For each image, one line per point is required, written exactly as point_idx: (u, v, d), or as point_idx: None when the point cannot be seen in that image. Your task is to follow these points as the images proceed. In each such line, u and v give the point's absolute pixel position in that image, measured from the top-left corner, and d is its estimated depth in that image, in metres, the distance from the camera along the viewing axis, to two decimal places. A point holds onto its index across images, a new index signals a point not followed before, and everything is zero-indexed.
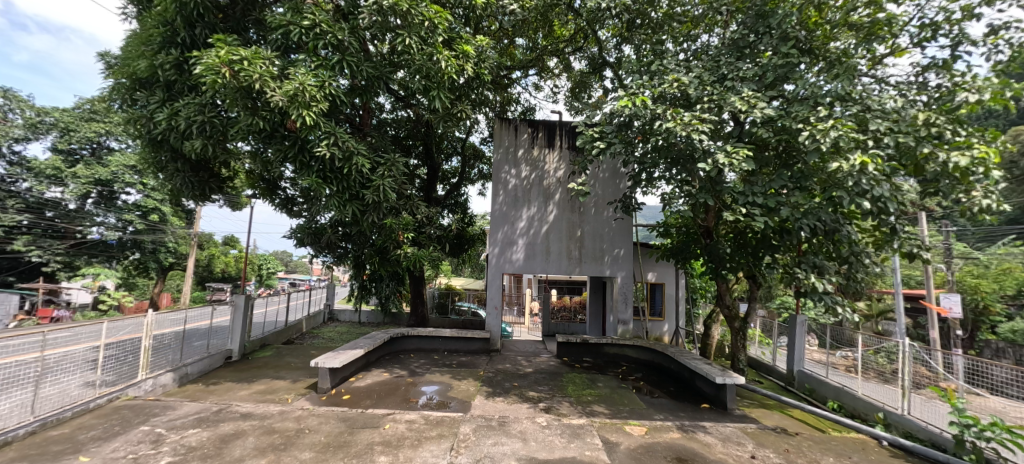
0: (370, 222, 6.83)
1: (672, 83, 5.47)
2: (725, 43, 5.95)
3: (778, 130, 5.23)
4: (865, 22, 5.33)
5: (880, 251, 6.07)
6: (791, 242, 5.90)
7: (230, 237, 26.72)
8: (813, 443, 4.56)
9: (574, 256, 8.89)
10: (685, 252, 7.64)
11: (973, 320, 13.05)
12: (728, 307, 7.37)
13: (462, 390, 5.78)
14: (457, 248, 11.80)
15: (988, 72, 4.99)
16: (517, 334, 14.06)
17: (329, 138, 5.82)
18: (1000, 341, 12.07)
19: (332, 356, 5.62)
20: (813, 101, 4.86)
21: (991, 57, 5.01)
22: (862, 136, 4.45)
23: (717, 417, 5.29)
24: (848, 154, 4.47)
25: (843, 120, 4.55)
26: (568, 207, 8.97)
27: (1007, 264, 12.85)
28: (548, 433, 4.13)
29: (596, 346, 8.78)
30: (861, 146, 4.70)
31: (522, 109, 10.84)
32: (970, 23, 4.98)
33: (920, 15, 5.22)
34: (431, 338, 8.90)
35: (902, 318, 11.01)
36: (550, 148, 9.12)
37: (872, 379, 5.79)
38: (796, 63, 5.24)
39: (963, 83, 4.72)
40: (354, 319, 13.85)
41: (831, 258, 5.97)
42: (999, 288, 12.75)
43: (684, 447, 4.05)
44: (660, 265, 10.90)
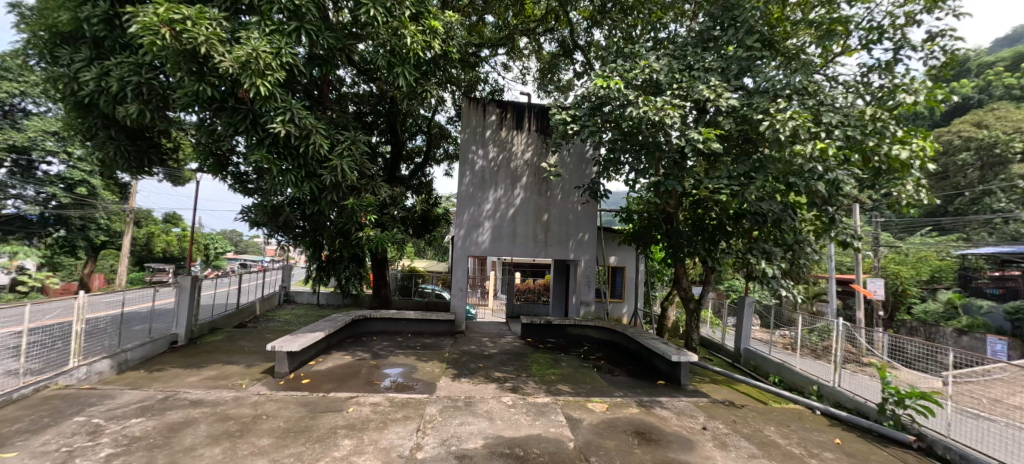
0: (330, 202, 6.49)
1: (643, 69, 5.53)
2: (693, 34, 6.07)
3: (741, 120, 5.40)
4: (822, 21, 5.60)
5: (820, 239, 6.54)
6: (744, 230, 6.25)
7: (173, 214, 24.79)
8: (757, 414, 4.95)
9: (539, 240, 8.96)
10: (645, 237, 7.88)
11: (894, 301, 14.39)
12: (684, 290, 7.72)
13: (428, 372, 5.76)
14: (422, 230, 11.56)
15: (924, 76, 5.42)
16: (481, 316, 14.12)
17: (283, 112, 5.45)
18: (914, 321, 13.37)
19: (291, 339, 5.41)
20: (772, 93, 5.08)
21: (927, 61, 5.42)
22: (816, 129, 4.67)
23: (672, 392, 5.61)
24: (802, 145, 4.71)
25: (800, 112, 4.76)
26: (536, 190, 8.99)
27: (923, 253, 14.78)
28: (514, 412, 4.20)
29: (560, 327, 8.97)
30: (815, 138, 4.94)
31: (490, 89, 10.64)
32: (913, 26, 5.34)
33: (869, 19, 5.55)
34: (395, 320, 8.76)
35: (835, 300, 12.03)
36: (519, 131, 9.04)
37: (809, 355, 6.34)
38: (758, 56, 5.45)
39: (901, 87, 5.13)
40: (313, 301, 13.38)
41: (779, 245, 6.38)
42: (916, 273, 14.21)
43: (643, 422, 4.26)
44: (622, 249, 11.31)
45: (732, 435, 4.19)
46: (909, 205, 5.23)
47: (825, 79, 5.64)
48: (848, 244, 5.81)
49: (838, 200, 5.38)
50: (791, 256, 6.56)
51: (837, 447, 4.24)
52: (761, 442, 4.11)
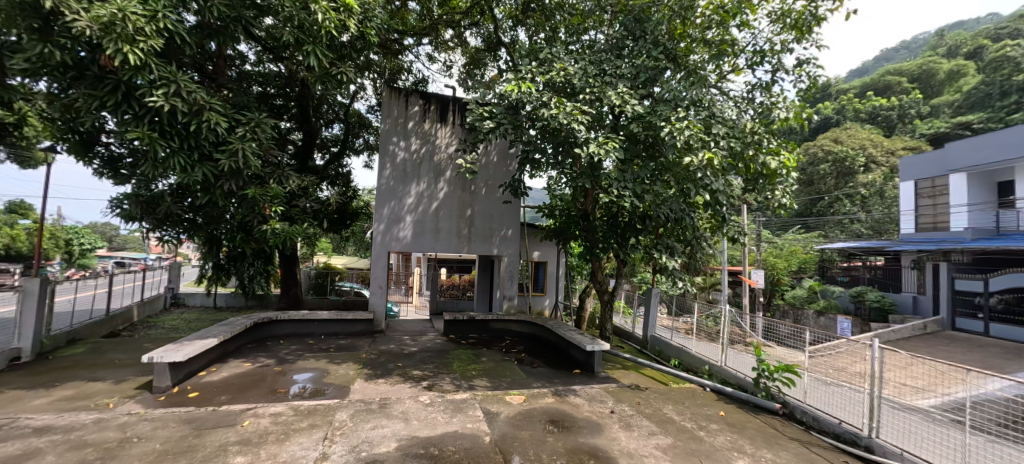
0: (227, 191, 5.79)
1: (559, 72, 5.76)
2: (608, 42, 6.43)
3: (647, 125, 5.85)
4: (716, 41, 6.26)
5: (714, 236, 7.33)
6: (651, 226, 6.80)
7: (19, 203, 20.51)
8: (658, 395, 5.43)
9: (463, 235, 8.89)
10: (565, 233, 8.21)
11: (772, 289, 16.70)
12: (599, 282, 8.18)
13: (341, 375, 5.43)
14: (338, 224, 10.78)
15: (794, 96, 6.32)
16: (404, 314, 13.68)
17: (166, 84, 4.75)
18: (785, 305, 15.68)
19: (173, 348, 4.75)
20: (674, 102, 5.56)
21: (796, 84, 6.32)
22: (707, 138, 5.22)
23: (586, 380, 5.93)
24: (697, 152, 5.22)
25: (694, 122, 5.28)
26: (460, 185, 8.89)
27: (794, 247, 17.50)
28: (430, 411, 4.13)
29: (483, 322, 9.03)
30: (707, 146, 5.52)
31: (414, 79, 10.27)
32: (789, 52, 6.18)
33: (753, 43, 6.33)
34: (306, 322, 8.13)
35: (726, 289, 13.63)
36: (443, 124, 8.85)
37: (704, 339, 7.11)
38: (664, 68, 5.92)
39: (776, 105, 5.95)
40: (208, 303, 11.90)
41: (680, 241, 7.04)
42: (788, 264, 16.67)
43: (557, 410, 4.44)
44: (544, 244, 11.64)
45: (636, 416, 4.56)
46: (781, 207, 6.08)
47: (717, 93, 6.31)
48: (734, 241, 6.56)
49: (727, 201, 6.06)
50: (690, 251, 7.29)
51: (722, 419, 4.81)
52: (660, 420, 4.51)
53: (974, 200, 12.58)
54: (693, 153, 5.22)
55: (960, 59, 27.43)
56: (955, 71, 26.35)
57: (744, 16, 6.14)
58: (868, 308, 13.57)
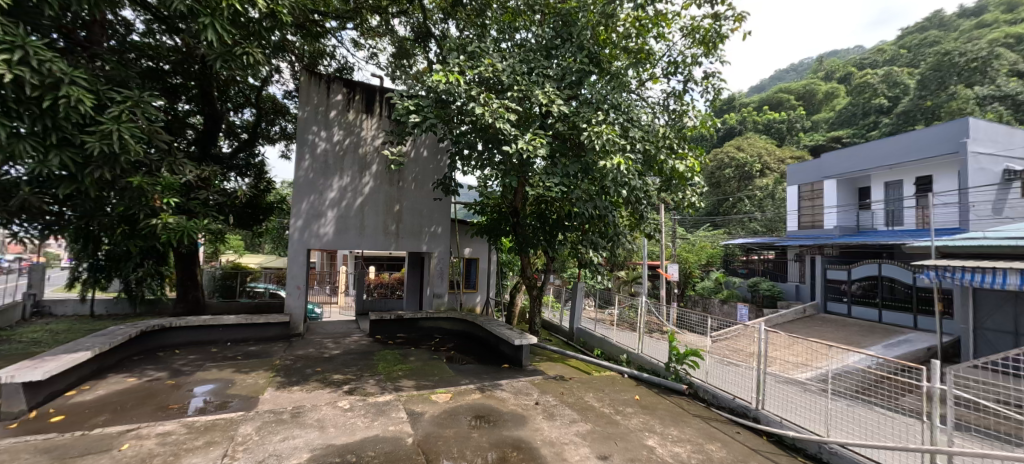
0: (99, 180, 4.98)
1: (488, 68, 5.76)
2: (537, 42, 6.56)
3: (571, 126, 6.07)
4: (636, 50, 6.66)
5: (634, 232, 7.79)
6: (576, 224, 7.06)
7: None
8: (581, 384, 5.69)
9: (390, 232, 8.55)
10: (496, 230, 8.25)
11: (685, 281, 18.25)
12: (529, 278, 8.35)
13: (249, 384, 4.96)
14: (249, 220, 9.80)
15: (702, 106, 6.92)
16: (326, 315, 12.84)
17: (9, 50, 3.95)
18: (696, 296, 17.25)
19: (29, 366, 4.00)
20: (596, 105, 5.83)
21: (704, 95, 6.94)
22: (624, 141, 5.54)
23: (514, 374, 6.04)
24: (615, 154, 5.52)
25: (613, 125, 5.58)
26: (387, 179, 8.52)
27: (703, 243, 19.28)
28: (349, 416, 3.93)
29: (412, 321, 8.79)
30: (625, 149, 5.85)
31: (337, 66, 9.66)
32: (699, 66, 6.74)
33: (669, 55, 6.83)
34: (210, 328, 7.31)
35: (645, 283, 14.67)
36: (369, 115, 8.42)
37: (625, 329, 7.61)
38: (588, 71, 6.18)
39: (686, 113, 6.48)
40: (83, 311, 10.19)
41: (603, 238, 7.40)
42: (698, 258, 18.33)
43: (483, 405, 4.47)
44: (476, 241, 11.60)
45: (559, 406, 4.73)
46: (690, 206, 6.65)
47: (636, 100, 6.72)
48: (650, 237, 7.04)
49: (643, 200, 6.47)
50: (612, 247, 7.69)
51: (636, 402, 5.18)
52: (581, 408, 4.74)
53: (843, 201, 14.89)
54: (611, 154, 5.51)
55: (834, 82, 32.12)
56: (830, 92, 30.80)
57: (660, 28, 6.60)
58: (761, 295, 15.40)
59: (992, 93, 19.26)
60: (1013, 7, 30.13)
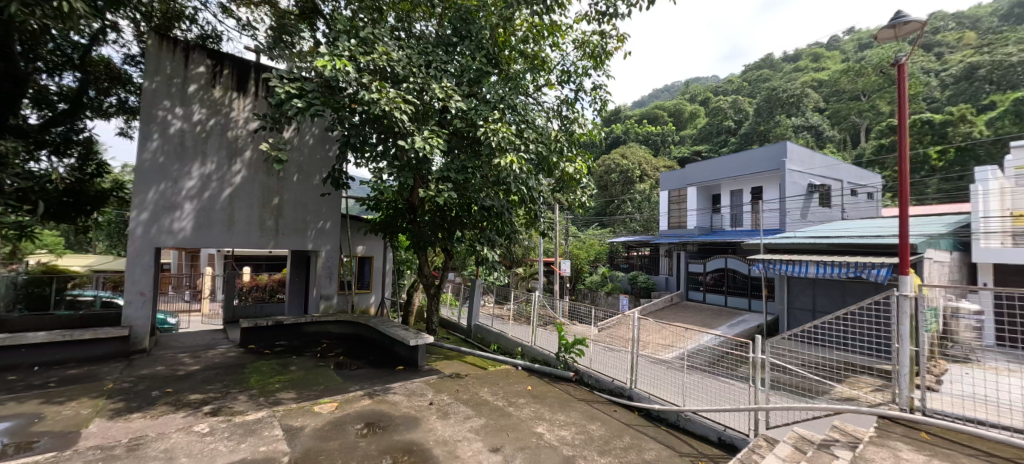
0: None
1: (382, 56, 5.46)
2: (436, 36, 6.43)
3: (469, 124, 6.09)
4: (533, 56, 6.92)
5: (530, 230, 8.08)
6: (474, 221, 7.09)
7: None
8: (476, 380, 5.76)
9: (268, 228, 7.53)
10: (392, 227, 7.88)
11: (575, 277, 19.60)
12: (426, 276, 8.15)
13: (66, 417, 3.99)
14: (69, 211, 7.85)
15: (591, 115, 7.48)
16: (183, 325, 10.91)
17: None
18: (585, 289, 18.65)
19: None
20: (493, 105, 5.92)
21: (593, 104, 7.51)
22: (518, 141, 5.72)
23: (408, 375, 5.86)
24: (509, 153, 5.67)
25: (509, 125, 5.72)
26: (263, 168, 7.49)
27: (592, 241, 20.93)
28: (209, 441, 3.40)
29: (296, 326, 7.98)
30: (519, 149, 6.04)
31: (199, 34, 8.24)
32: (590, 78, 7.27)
33: (562, 64, 7.26)
34: (6, 348, 5.71)
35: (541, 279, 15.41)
36: (241, 94, 7.34)
37: (520, 323, 7.94)
38: (486, 70, 6.26)
39: (577, 120, 6.96)
40: None
41: (501, 235, 7.55)
42: (587, 255, 19.83)
43: (373, 411, 4.25)
44: (370, 238, 10.88)
45: (454, 403, 4.72)
46: (579, 206, 7.14)
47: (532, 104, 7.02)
48: (545, 236, 7.40)
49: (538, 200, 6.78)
50: (510, 245, 7.93)
51: (528, 393, 5.42)
52: (476, 404, 4.79)
53: (701, 206, 17.47)
54: (506, 154, 5.67)
55: (696, 104, 37.55)
56: (694, 112, 35.90)
57: (555, 38, 6.97)
58: (638, 287, 17.28)
59: (802, 123, 24.47)
60: (816, 59, 38.68)
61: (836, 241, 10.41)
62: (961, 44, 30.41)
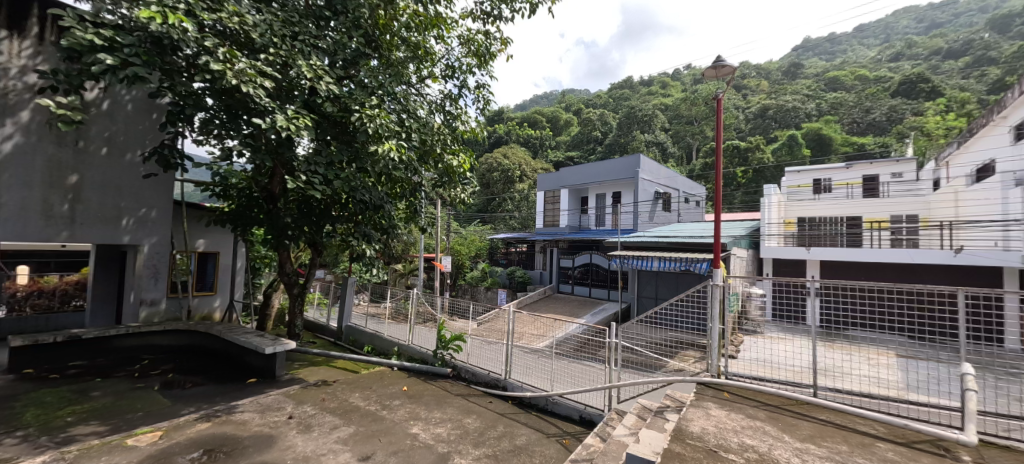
0: None
1: (233, 17, 4.61)
2: (305, 6, 5.74)
3: (343, 108, 5.57)
4: (417, 45, 6.64)
5: (409, 225, 7.74)
6: (348, 213, 6.50)
7: None
8: (346, 386, 5.37)
9: (55, 215, 5.38)
10: (244, 218, 6.66)
11: (456, 272, 19.62)
12: (288, 275, 7.24)
13: None
14: None
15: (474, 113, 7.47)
16: None
17: None
18: (466, 284, 18.82)
19: None
20: (371, 91, 5.50)
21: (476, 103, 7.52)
22: (397, 131, 5.41)
23: (263, 388, 5.17)
24: (386, 142, 5.31)
25: (388, 114, 5.38)
26: (50, 137, 5.36)
27: (473, 237, 21.18)
28: None
29: (104, 339, 6.29)
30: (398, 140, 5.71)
31: None
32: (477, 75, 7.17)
33: (446, 59, 7.17)
34: None
35: (421, 275, 15.04)
36: (17, 36, 5.08)
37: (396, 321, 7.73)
38: (365, 54, 5.84)
39: (460, 116, 6.91)
40: None
41: (378, 230, 7.08)
42: (468, 250, 19.97)
43: (214, 436, 3.63)
44: (214, 230, 9.19)
45: (318, 414, 4.32)
46: (460, 202, 7.10)
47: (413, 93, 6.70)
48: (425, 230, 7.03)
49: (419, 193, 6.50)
50: (387, 240, 7.47)
51: (403, 393, 5.26)
52: (344, 411, 4.46)
53: (571, 207, 19.16)
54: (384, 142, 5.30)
55: (570, 113, 40.99)
56: (568, 121, 39.12)
57: (441, 31, 6.83)
58: (516, 282, 18.12)
59: (652, 140, 28.68)
60: (664, 86, 45.76)
61: (673, 241, 12.72)
62: (759, 89, 39.28)
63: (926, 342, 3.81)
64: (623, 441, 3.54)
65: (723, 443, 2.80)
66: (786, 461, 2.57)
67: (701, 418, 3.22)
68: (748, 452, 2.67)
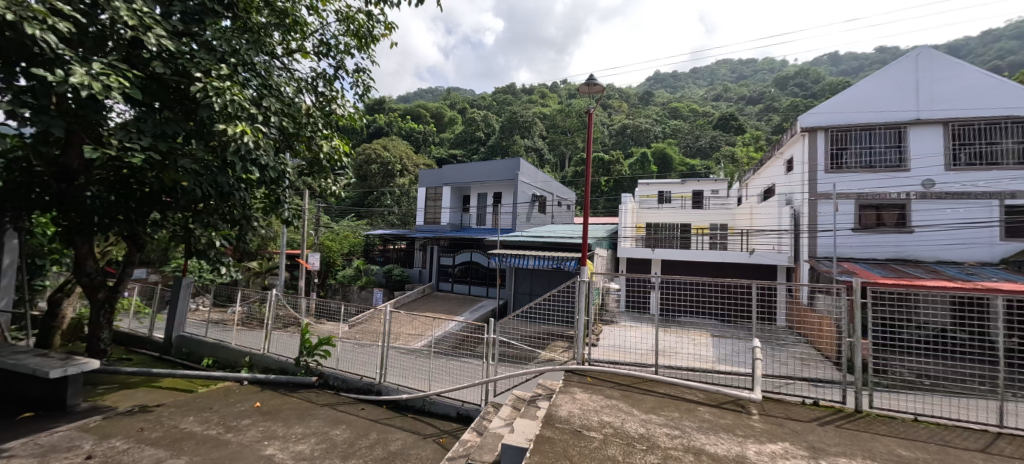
0: None
1: None
2: None
3: (179, 72, 4.47)
4: (285, 12, 5.68)
5: (268, 215, 6.31)
6: (182, 203, 5.03)
7: None
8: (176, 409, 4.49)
9: None
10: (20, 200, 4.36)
11: (326, 271, 17.89)
12: (89, 277, 5.67)
13: None
14: None
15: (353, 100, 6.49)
16: None
17: None
18: (337, 284, 17.31)
19: None
20: (219, 56, 4.41)
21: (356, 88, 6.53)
22: (254, 110, 4.38)
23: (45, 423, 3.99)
24: (238, 121, 4.26)
25: (243, 88, 4.35)
26: None
27: (346, 232, 19.57)
28: None
29: None
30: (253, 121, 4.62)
31: None
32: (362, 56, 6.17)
33: (320, 35, 6.42)
34: None
35: (282, 274, 13.31)
36: None
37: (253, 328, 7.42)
38: (215, 13, 4.92)
39: (335, 100, 6.01)
40: None
41: (227, 221, 5.66)
42: (341, 247, 18.38)
43: None
44: None
45: None
46: (330, 194, 6.18)
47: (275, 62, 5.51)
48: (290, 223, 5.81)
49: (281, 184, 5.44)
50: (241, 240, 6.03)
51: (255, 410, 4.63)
52: None
53: (453, 205, 19.10)
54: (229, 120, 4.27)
55: (455, 111, 40.85)
56: (452, 119, 39.00)
57: (314, 3, 6.15)
58: (393, 280, 17.29)
59: (531, 145, 30.40)
60: (543, 96, 48.86)
61: (547, 241, 13.77)
62: (620, 110, 44.71)
63: (731, 325, 4.80)
64: (498, 433, 3.66)
65: (586, 423, 3.10)
66: (633, 432, 2.98)
67: (568, 403, 3.52)
68: (606, 428, 3.01)
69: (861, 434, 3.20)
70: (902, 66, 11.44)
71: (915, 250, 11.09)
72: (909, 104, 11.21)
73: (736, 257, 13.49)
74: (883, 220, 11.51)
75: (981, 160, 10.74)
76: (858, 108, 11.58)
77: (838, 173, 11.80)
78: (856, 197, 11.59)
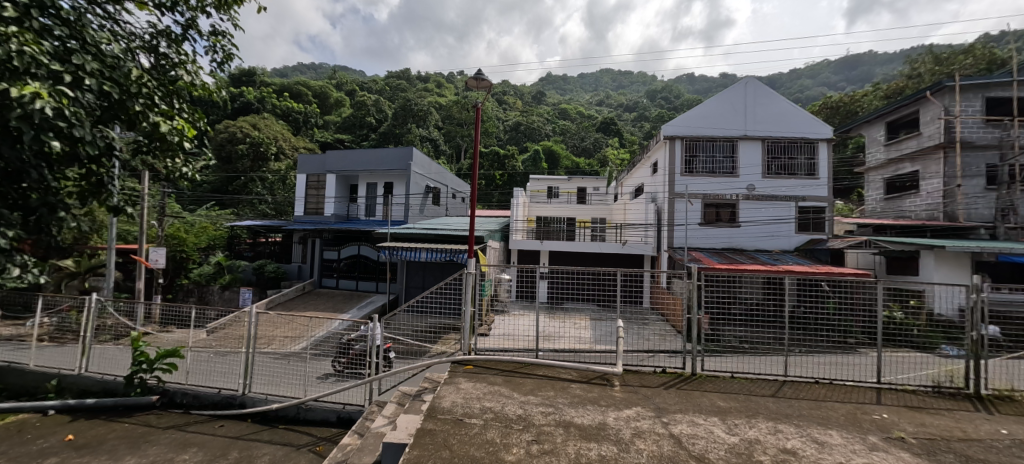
0: None
1: None
2: None
3: None
4: None
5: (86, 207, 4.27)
6: None
7: None
8: None
9: None
10: None
11: (175, 269, 14.93)
12: None
13: None
14: None
15: (211, 71, 5.05)
16: None
17: None
18: (190, 283, 14.69)
19: None
20: None
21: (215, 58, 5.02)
22: (55, 66, 3.07)
23: None
24: (23, 80, 2.93)
25: (37, 39, 3.10)
26: None
27: (203, 223, 16.54)
28: None
29: None
30: (50, 82, 3.22)
31: None
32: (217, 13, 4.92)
33: None
34: None
35: (110, 274, 10.72)
36: None
37: (69, 342, 6.04)
38: None
39: (184, 65, 4.67)
40: None
41: None
42: (197, 239, 15.34)
43: None
44: None
45: None
46: (180, 179, 4.65)
47: (86, 7, 3.99)
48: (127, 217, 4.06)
49: (111, 170, 3.91)
50: (34, 240, 3.58)
51: None
52: None
53: (339, 194, 17.55)
54: (16, 81, 2.93)
55: (341, 93, 37.70)
56: (339, 100, 35.87)
57: None
58: (265, 278, 15.31)
59: (426, 135, 29.60)
60: (439, 86, 47.88)
61: (441, 233, 13.72)
62: (515, 106, 46.14)
63: (605, 309, 5.30)
64: (380, 432, 3.58)
65: (467, 410, 3.18)
66: (514, 414, 3.15)
67: (451, 393, 3.56)
68: (486, 414, 3.13)
69: (694, 392, 3.89)
70: (737, 90, 13.90)
71: (741, 241, 13.70)
72: (739, 122, 13.75)
73: (612, 248, 14.50)
74: (720, 217, 13.96)
75: (785, 170, 13.69)
76: (705, 123, 13.85)
77: (691, 177, 13.89)
78: (702, 197, 13.83)
